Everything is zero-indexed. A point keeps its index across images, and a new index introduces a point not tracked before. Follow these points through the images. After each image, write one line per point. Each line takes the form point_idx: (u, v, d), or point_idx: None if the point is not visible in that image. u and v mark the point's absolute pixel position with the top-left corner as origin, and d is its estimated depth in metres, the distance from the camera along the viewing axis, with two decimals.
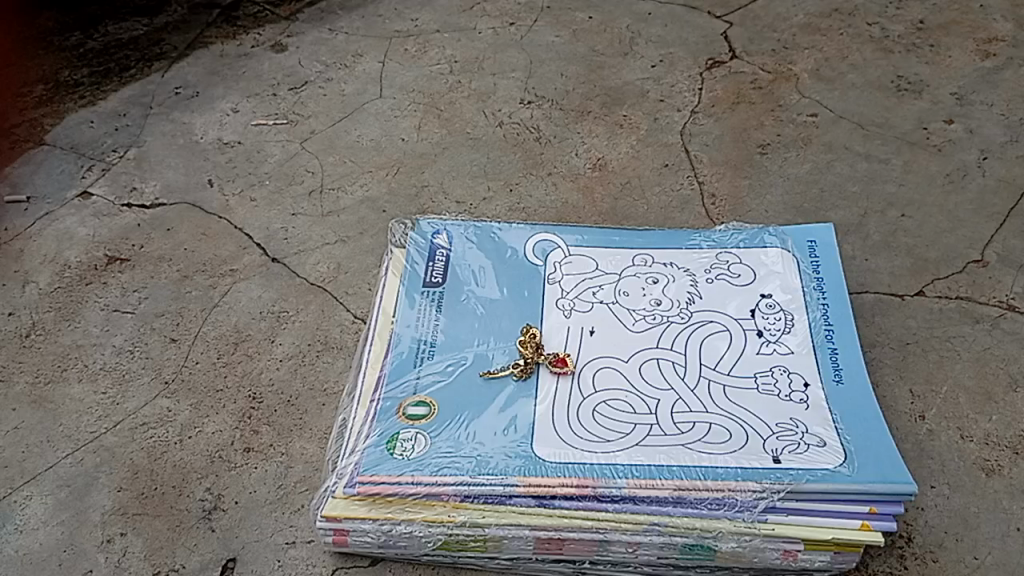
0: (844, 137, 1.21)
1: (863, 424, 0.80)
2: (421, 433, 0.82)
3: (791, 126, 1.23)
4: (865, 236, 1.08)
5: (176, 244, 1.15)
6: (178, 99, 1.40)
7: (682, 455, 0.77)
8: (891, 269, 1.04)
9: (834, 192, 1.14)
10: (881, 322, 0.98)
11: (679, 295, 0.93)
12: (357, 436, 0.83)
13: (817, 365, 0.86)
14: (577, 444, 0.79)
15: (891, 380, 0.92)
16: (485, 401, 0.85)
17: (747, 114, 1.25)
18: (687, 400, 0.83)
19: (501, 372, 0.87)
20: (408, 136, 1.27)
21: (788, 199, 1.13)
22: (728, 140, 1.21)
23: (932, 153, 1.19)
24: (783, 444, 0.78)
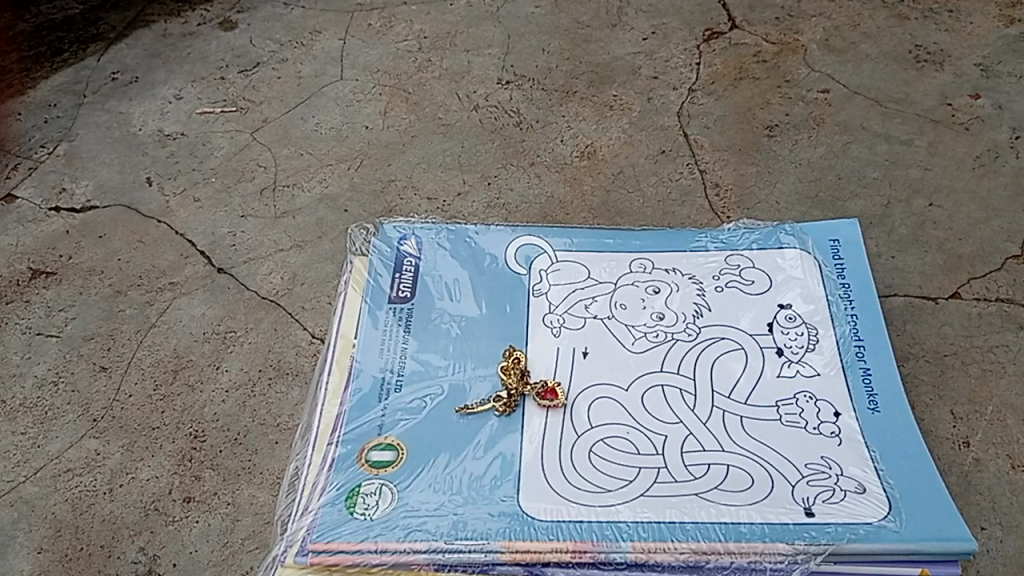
0: (861, 116, 1.08)
1: (907, 463, 0.69)
2: (388, 487, 0.69)
3: (800, 104, 1.10)
4: (891, 229, 0.95)
5: (109, 253, 1.01)
6: (114, 86, 1.25)
7: (697, 509, 0.65)
8: (921, 268, 0.91)
9: (853, 178, 1.01)
10: (913, 331, 0.86)
11: (685, 307, 0.80)
12: (310, 491, 0.70)
13: (848, 389, 0.74)
14: (573, 497, 0.67)
15: (929, 401, 0.81)
16: (461, 442, 0.72)
17: (751, 91, 1.12)
18: (699, 436, 0.71)
19: (480, 407, 0.74)
20: (373, 123, 1.13)
21: (802, 187, 1.00)
22: (731, 121, 1.08)
23: (958, 133, 1.06)
24: (815, 492, 0.66)
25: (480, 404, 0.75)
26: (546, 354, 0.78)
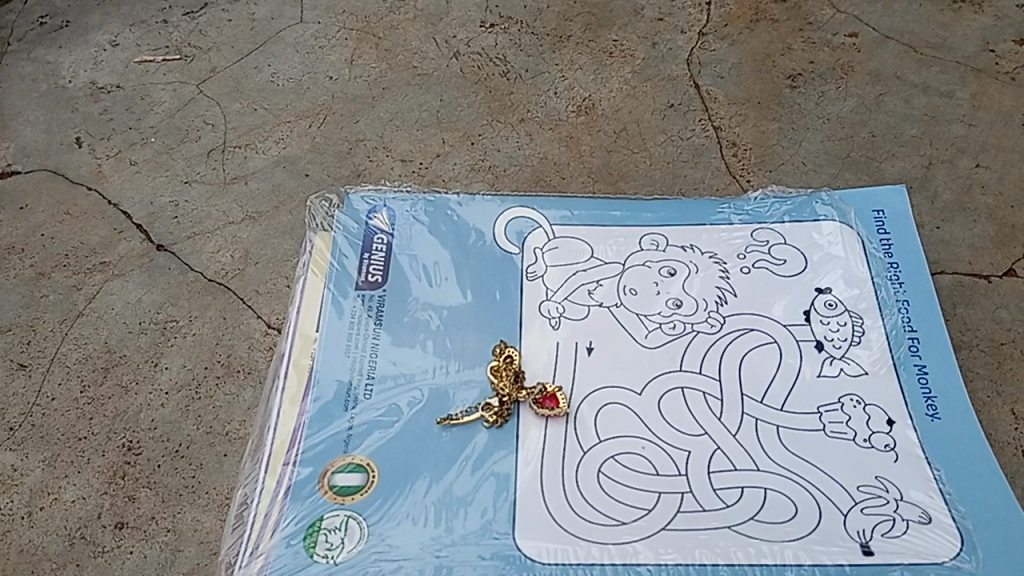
0: (894, 63, 0.95)
1: (977, 485, 0.58)
2: (356, 523, 0.58)
3: (825, 50, 0.96)
4: (933, 195, 0.83)
5: (31, 228, 0.86)
6: (42, 31, 1.06)
7: (732, 548, 0.56)
8: (969, 240, 0.79)
9: (887, 136, 0.88)
10: (965, 315, 0.74)
11: (706, 293, 0.68)
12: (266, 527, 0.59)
13: (902, 392, 0.62)
14: (583, 533, 0.57)
15: (986, 399, 0.69)
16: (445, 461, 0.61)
17: (769, 35, 0.98)
18: (729, 453, 0.60)
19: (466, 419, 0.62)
20: (337, 73, 0.98)
21: (832, 146, 0.87)
22: (748, 69, 0.94)
23: (1005, 82, 0.92)
24: (871, 523, 0.56)
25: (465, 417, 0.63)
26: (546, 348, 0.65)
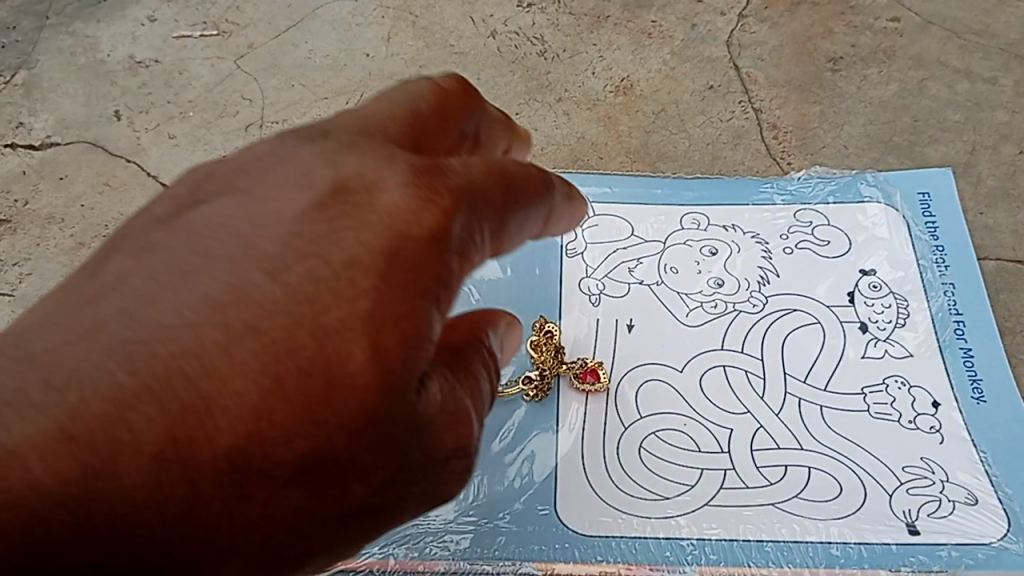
0: (937, 47, 0.92)
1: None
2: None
3: (867, 33, 0.94)
4: (976, 181, 0.81)
5: (71, 198, 0.87)
6: (80, 5, 1.06)
7: (776, 525, 0.55)
8: (1012, 227, 0.78)
9: (930, 121, 0.86)
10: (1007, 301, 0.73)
11: (748, 273, 0.67)
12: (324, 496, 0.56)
13: (947, 375, 0.61)
14: (624, 507, 0.57)
15: None
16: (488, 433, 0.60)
17: (811, 18, 0.96)
18: (772, 431, 0.59)
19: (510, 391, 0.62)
20: (375, 50, 0.98)
21: (873, 130, 0.86)
22: (789, 51, 0.93)
23: None
24: (917, 503, 0.56)
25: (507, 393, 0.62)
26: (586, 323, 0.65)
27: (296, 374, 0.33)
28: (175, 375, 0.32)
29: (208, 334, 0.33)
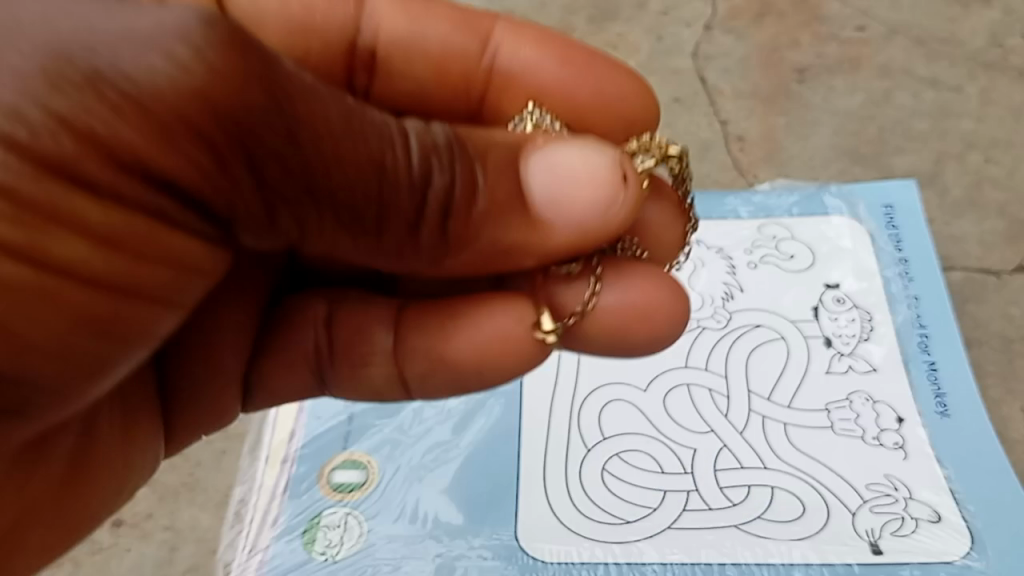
0: (902, 57, 0.79)
1: (984, 492, 0.56)
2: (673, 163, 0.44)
3: (828, 44, 0.80)
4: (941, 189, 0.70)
5: None
6: None
7: (740, 547, 0.55)
8: (980, 236, 0.67)
9: (895, 132, 0.74)
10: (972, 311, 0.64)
11: (712, 288, 0.66)
12: (353, 385, 0.48)
13: (912, 392, 0.60)
14: (586, 532, 0.56)
15: (994, 399, 0.60)
16: (648, 89, 0.46)
17: (776, 29, 0.82)
18: (736, 450, 0.59)
19: (596, 120, 0.46)
20: None
21: (839, 141, 0.74)
22: (755, 61, 0.81)
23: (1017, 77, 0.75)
24: (881, 521, 0.55)
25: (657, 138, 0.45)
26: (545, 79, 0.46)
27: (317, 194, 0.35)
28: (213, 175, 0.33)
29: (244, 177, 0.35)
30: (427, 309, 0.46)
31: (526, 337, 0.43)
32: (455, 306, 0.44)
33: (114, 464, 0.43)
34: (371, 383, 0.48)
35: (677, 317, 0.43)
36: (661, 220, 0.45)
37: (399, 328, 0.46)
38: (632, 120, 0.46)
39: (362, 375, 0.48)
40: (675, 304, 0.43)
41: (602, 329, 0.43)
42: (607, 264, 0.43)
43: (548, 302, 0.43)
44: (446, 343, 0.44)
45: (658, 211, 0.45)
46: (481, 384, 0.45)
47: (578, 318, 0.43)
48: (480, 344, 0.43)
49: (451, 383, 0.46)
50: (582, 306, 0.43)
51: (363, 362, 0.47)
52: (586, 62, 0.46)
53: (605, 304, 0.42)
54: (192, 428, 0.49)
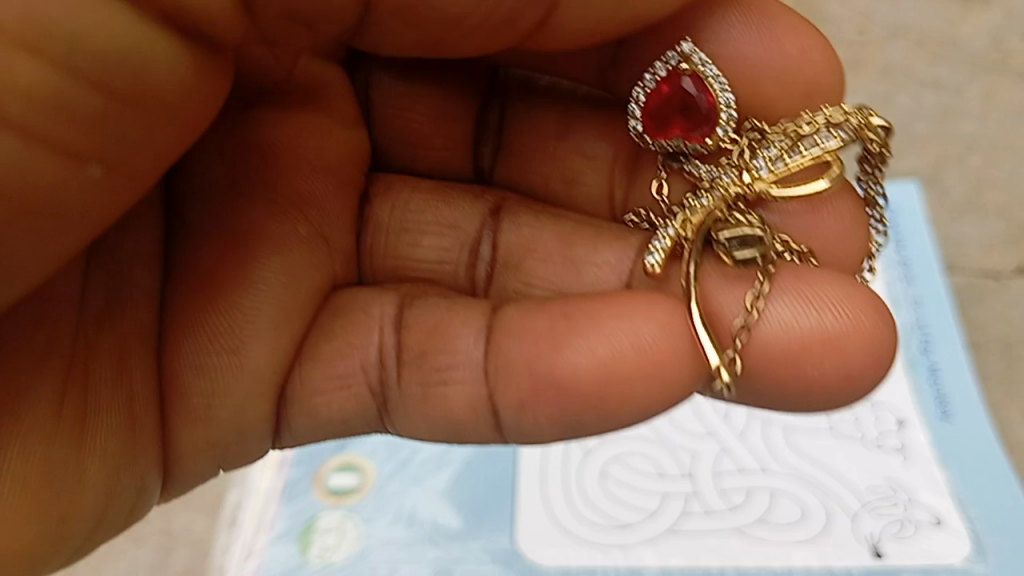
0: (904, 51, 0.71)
1: (982, 498, 0.51)
2: (876, 139, 0.35)
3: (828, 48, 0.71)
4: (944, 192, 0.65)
5: None
6: None
7: (740, 551, 0.49)
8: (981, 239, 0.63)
9: (899, 137, 0.67)
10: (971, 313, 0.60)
11: None
12: (420, 408, 0.34)
13: (912, 396, 0.56)
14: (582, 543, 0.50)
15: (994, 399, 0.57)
16: (829, 43, 0.35)
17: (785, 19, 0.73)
18: (737, 454, 0.53)
19: (771, 87, 0.35)
20: None
21: None
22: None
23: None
24: (883, 523, 0.50)
25: (841, 102, 0.35)
26: (649, 49, 0.36)
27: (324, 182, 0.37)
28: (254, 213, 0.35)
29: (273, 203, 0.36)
30: (534, 308, 0.33)
31: (679, 352, 0.31)
32: (570, 304, 0.32)
33: (116, 440, 0.34)
34: (446, 407, 0.34)
35: (884, 361, 0.31)
36: (843, 219, 0.34)
37: (494, 330, 0.33)
38: (815, 84, 0.35)
39: (436, 394, 0.34)
40: (887, 327, 0.31)
41: (780, 346, 0.31)
42: (786, 266, 0.32)
43: (700, 295, 0.32)
44: (558, 356, 0.31)
45: (842, 203, 0.35)
46: (602, 416, 0.31)
47: (750, 327, 0.31)
48: (606, 351, 0.31)
49: (556, 409, 0.31)
50: (744, 317, 0.31)
51: (441, 375, 0.34)
52: (766, 9, 0.35)
53: (777, 318, 0.31)
54: (202, 423, 0.35)
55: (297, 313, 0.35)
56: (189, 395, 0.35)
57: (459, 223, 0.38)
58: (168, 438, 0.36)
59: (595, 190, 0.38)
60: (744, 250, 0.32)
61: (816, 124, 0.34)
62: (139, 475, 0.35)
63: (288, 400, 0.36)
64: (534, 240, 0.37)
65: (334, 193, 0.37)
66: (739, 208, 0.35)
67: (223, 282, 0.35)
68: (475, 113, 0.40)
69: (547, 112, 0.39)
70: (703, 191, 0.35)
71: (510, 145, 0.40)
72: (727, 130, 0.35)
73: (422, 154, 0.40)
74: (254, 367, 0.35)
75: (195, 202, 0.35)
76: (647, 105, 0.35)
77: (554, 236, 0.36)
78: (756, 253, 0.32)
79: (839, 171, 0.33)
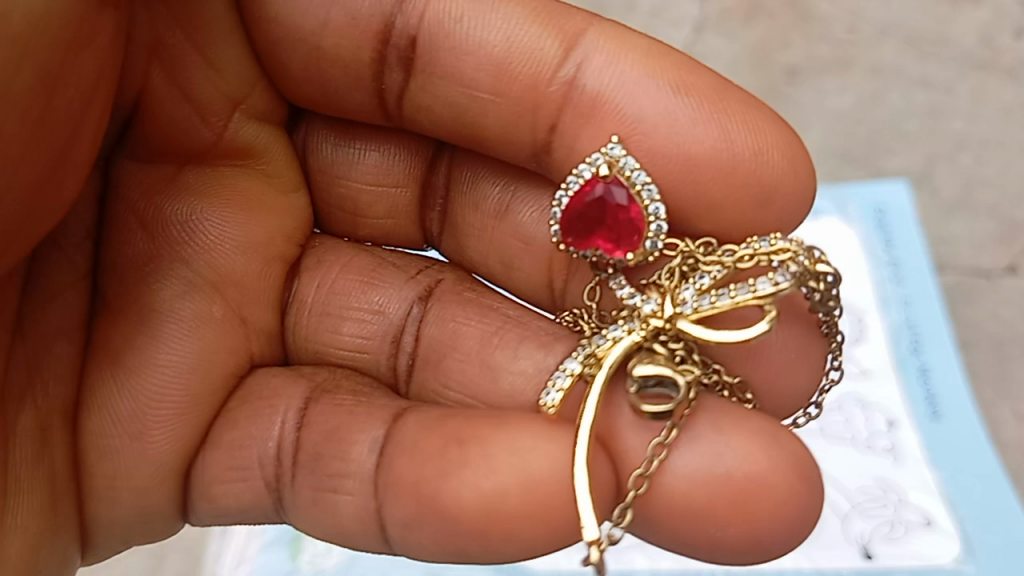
0: (897, 44, 0.67)
1: (971, 497, 0.47)
2: (820, 287, 0.29)
3: (814, 46, 0.67)
4: (935, 190, 0.61)
5: None
6: None
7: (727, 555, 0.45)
8: (970, 238, 0.59)
9: (888, 134, 0.64)
10: (963, 311, 0.57)
11: None
12: (309, 512, 0.31)
13: (904, 395, 0.51)
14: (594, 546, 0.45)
15: (985, 399, 0.53)
16: (792, 146, 0.30)
17: (774, 13, 0.68)
18: None
19: (718, 195, 0.30)
20: None
21: (829, 141, 0.64)
22: (743, 62, 0.66)
23: (1017, 69, 0.65)
24: (873, 525, 0.46)
25: (795, 186, 0.30)
26: (584, 139, 0.31)
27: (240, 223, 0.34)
28: (143, 258, 0.33)
29: (170, 249, 0.33)
30: (433, 423, 0.29)
31: (567, 492, 0.27)
32: (466, 425, 0.29)
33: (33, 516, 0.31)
34: (337, 516, 0.31)
35: (801, 525, 0.27)
36: (786, 349, 0.30)
37: (389, 441, 0.30)
38: (771, 194, 0.29)
39: (326, 501, 0.31)
40: (809, 488, 0.28)
41: (680, 506, 0.27)
42: (706, 409, 0.28)
43: (604, 431, 0.29)
44: (442, 481, 0.28)
45: (786, 333, 0.30)
46: (488, 549, 0.28)
47: (649, 480, 0.28)
48: (493, 486, 0.27)
49: (440, 535, 0.28)
50: (644, 466, 0.28)
51: (332, 483, 0.30)
52: (723, 105, 0.30)
53: (679, 470, 0.27)
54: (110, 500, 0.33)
55: (205, 398, 0.33)
56: (94, 475, 0.33)
57: (384, 308, 0.34)
58: (82, 517, 0.33)
59: (533, 276, 0.34)
60: (656, 395, 0.29)
61: (754, 250, 0.29)
62: (52, 553, 0.32)
63: (191, 486, 0.33)
64: (456, 337, 0.33)
65: (256, 270, 0.34)
66: (661, 338, 0.30)
67: (122, 347, 0.32)
68: (418, 181, 0.36)
69: (490, 185, 0.34)
70: (620, 320, 0.31)
71: (452, 220, 0.35)
72: (657, 245, 0.30)
73: (364, 222, 0.36)
74: (158, 453, 0.33)
75: (110, 276, 0.33)
76: (566, 208, 0.31)
77: (478, 333, 0.32)
78: (668, 406, 0.28)
79: (774, 314, 0.29)
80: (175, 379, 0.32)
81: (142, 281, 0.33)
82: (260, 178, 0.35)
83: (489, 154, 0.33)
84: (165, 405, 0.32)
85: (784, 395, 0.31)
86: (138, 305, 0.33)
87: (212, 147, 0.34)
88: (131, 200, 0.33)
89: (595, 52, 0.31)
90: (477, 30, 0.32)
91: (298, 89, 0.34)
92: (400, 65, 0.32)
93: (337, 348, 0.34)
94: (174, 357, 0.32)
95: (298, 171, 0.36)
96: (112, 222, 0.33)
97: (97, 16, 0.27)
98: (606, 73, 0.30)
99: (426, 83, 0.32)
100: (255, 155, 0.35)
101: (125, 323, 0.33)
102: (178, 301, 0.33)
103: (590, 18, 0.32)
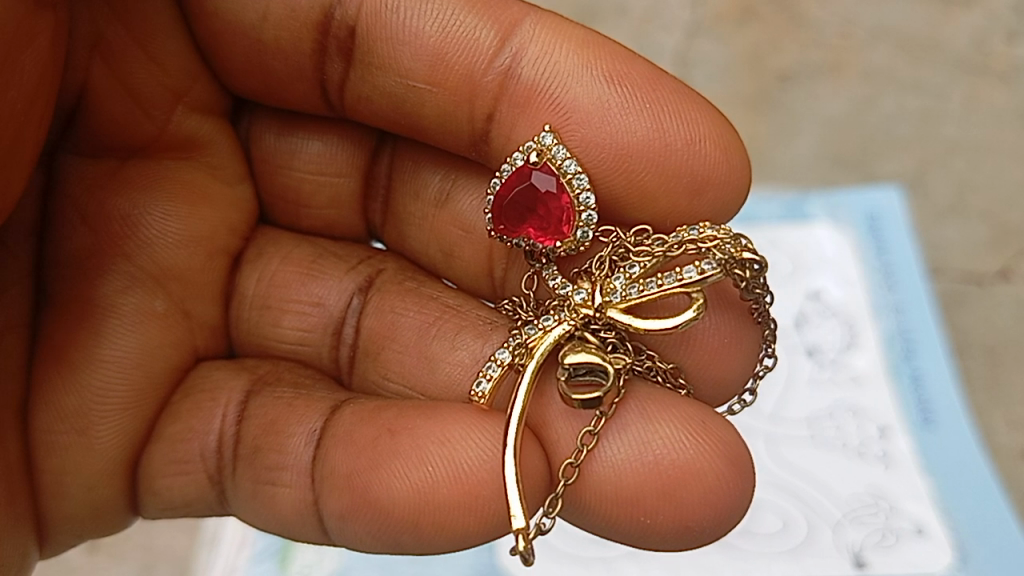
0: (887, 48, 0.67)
1: (963, 503, 0.47)
2: (746, 275, 0.29)
3: (804, 49, 0.67)
4: (924, 194, 0.61)
5: None
6: None
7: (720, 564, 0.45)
8: (959, 241, 0.59)
9: (877, 137, 0.64)
10: (950, 314, 0.56)
11: None
12: (251, 503, 0.32)
13: (897, 403, 0.51)
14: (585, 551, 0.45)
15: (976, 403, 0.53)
16: (728, 134, 0.30)
17: (765, 17, 0.68)
18: None
19: (651, 185, 0.30)
20: None
21: (815, 144, 0.64)
22: (733, 64, 0.66)
23: (1010, 75, 0.65)
24: (865, 534, 0.46)
25: (731, 174, 0.30)
26: (522, 128, 0.31)
27: (185, 217, 0.34)
28: (87, 249, 0.33)
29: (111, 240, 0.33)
30: (370, 414, 0.30)
31: (498, 480, 0.28)
32: (402, 416, 0.30)
33: None
34: (275, 507, 0.31)
35: (730, 510, 0.28)
36: (718, 336, 0.31)
37: (326, 433, 0.31)
38: (704, 183, 0.30)
39: (265, 492, 0.31)
40: (737, 476, 0.28)
41: (608, 492, 0.28)
42: (634, 396, 0.29)
43: (537, 421, 0.30)
44: (375, 474, 0.29)
45: (718, 320, 0.31)
46: (422, 539, 0.29)
47: (579, 468, 0.29)
48: (425, 477, 0.28)
49: (375, 525, 0.29)
50: (573, 455, 0.29)
51: (271, 475, 0.31)
52: (656, 96, 0.30)
53: (607, 457, 0.28)
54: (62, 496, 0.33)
55: (147, 390, 0.33)
56: (45, 472, 0.32)
57: (324, 299, 0.34)
58: (37, 514, 0.33)
59: (474, 267, 0.34)
60: (587, 383, 0.29)
61: (683, 239, 0.30)
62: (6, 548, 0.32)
63: (140, 479, 0.33)
64: (394, 328, 0.33)
65: (199, 264, 0.34)
66: (592, 326, 0.31)
67: (70, 342, 0.32)
68: (360, 171, 0.36)
69: (431, 174, 0.34)
70: (551, 309, 0.31)
71: (395, 210, 0.35)
72: (588, 234, 0.31)
73: (308, 213, 0.36)
74: (105, 447, 0.33)
75: (57, 271, 0.33)
76: (497, 195, 0.31)
77: (417, 325, 0.33)
78: (599, 392, 0.29)
79: (702, 302, 0.29)
80: (120, 373, 0.32)
81: (92, 276, 0.33)
82: (205, 171, 0.35)
83: (429, 143, 0.33)
84: (110, 400, 0.32)
85: (727, 375, 0.31)
86: (83, 300, 0.32)
87: (155, 139, 0.34)
88: (76, 197, 0.33)
89: (531, 42, 0.31)
90: (413, 20, 0.31)
91: (241, 83, 0.34)
92: (341, 56, 0.32)
93: (281, 337, 0.35)
94: (119, 352, 0.32)
95: (241, 165, 0.36)
96: (57, 218, 0.33)
97: (33, 17, 0.27)
98: (542, 63, 0.31)
99: (366, 73, 0.32)
100: (199, 147, 0.35)
101: (73, 318, 0.32)
102: (124, 295, 0.33)
103: (527, 8, 0.32)
